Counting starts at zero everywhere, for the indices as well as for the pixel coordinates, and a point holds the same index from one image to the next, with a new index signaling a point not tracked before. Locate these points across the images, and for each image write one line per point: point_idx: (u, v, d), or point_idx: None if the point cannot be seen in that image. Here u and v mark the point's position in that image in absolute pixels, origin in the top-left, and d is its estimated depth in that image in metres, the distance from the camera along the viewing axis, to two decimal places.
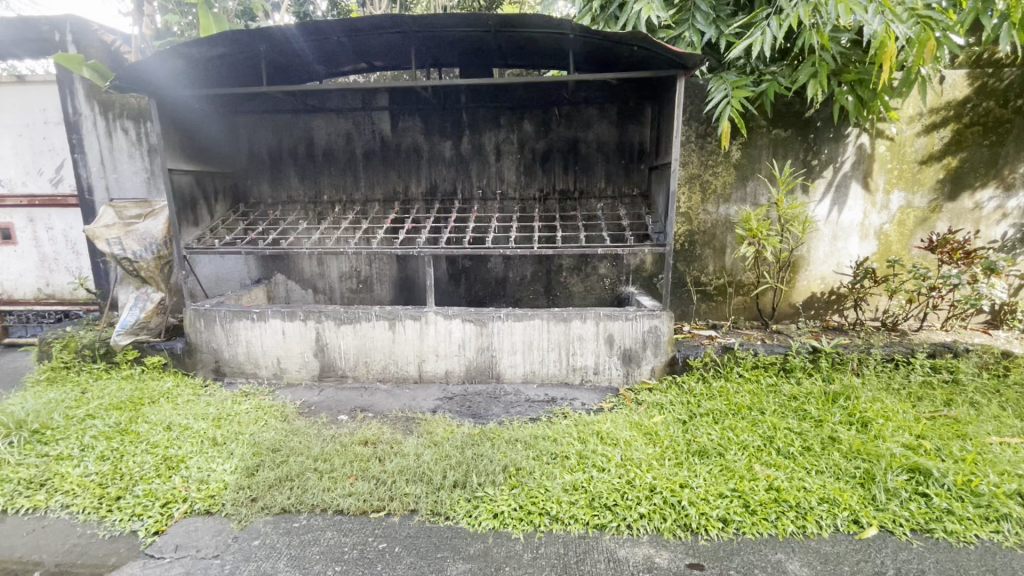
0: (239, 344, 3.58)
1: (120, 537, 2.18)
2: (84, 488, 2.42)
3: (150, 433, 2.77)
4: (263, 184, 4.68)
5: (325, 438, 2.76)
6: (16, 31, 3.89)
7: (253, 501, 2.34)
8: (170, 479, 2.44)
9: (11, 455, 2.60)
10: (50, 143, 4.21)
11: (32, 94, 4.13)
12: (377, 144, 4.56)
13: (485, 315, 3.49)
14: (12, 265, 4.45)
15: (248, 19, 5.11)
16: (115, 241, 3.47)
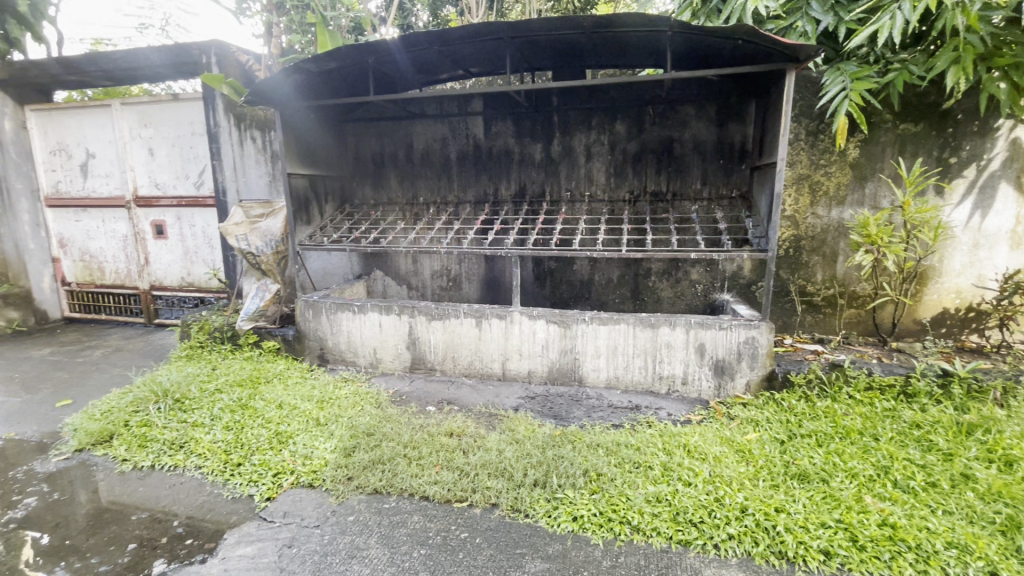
0: (341, 333, 3.89)
1: (239, 499, 2.47)
2: (213, 453, 2.77)
3: (266, 410, 3.09)
4: (366, 186, 5.04)
5: (414, 426, 2.92)
6: (173, 56, 4.53)
7: (349, 479, 2.53)
8: (281, 452, 2.72)
9: (159, 419, 3.05)
10: (195, 152, 4.86)
11: (184, 110, 4.79)
12: (471, 147, 4.73)
13: (570, 317, 3.48)
14: (163, 256, 5.19)
15: (359, 33, 5.55)
16: (242, 237, 3.95)
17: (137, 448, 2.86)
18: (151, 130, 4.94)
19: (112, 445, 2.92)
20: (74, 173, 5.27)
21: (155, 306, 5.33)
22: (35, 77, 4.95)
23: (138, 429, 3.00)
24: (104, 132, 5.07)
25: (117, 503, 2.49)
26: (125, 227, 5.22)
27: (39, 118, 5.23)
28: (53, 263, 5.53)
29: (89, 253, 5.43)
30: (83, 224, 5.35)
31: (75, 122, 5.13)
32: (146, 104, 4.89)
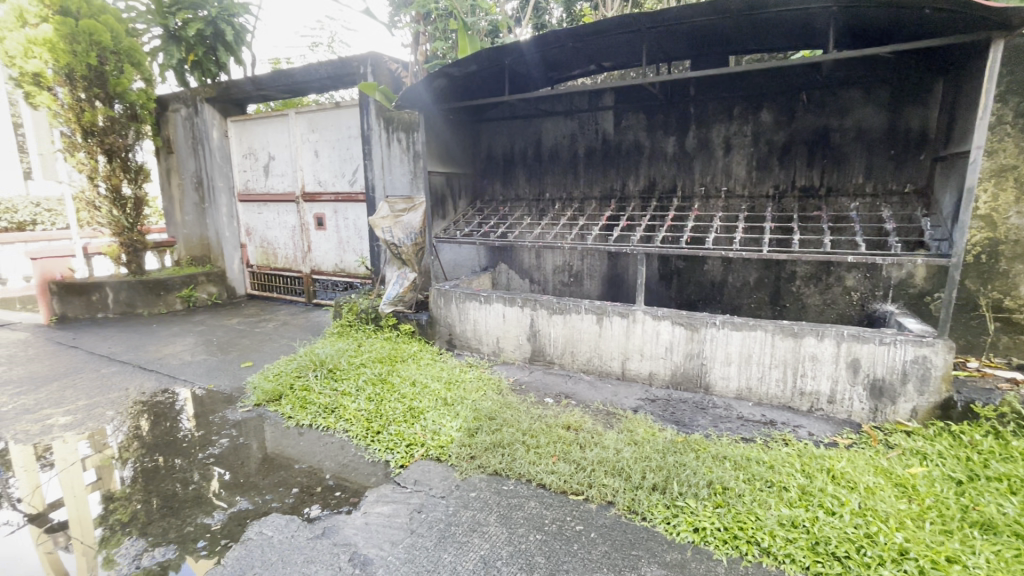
0: (469, 322, 4.13)
1: (378, 462, 2.76)
2: (357, 419, 3.13)
3: (401, 386, 3.41)
4: (496, 183, 5.26)
5: (532, 415, 3.00)
6: (337, 69, 5.16)
7: (472, 458, 2.69)
8: (414, 426, 2.98)
9: (316, 386, 3.53)
10: (351, 153, 5.49)
11: (344, 116, 5.44)
12: (599, 143, 4.69)
13: (698, 320, 3.30)
14: (322, 245, 5.94)
15: (495, 36, 5.82)
16: (387, 230, 4.35)
17: (299, 408, 3.34)
18: (317, 135, 5.69)
19: (281, 404, 3.45)
20: (259, 173, 6.27)
21: (314, 288, 6.15)
22: (235, 94, 5.97)
23: (301, 392, 3.51)
24: (283, 138, 5.95)
25: (284, 452, 2.93)
26: (293, 219, 6.09)
27: (236, 127, 6.30)
28: (241, 248, 6.65)
29: (266, 241, 6.42)
30: (264, 216, 6.35)
31: (262, 130, 6.09)
32: (315, 112, 5.62)
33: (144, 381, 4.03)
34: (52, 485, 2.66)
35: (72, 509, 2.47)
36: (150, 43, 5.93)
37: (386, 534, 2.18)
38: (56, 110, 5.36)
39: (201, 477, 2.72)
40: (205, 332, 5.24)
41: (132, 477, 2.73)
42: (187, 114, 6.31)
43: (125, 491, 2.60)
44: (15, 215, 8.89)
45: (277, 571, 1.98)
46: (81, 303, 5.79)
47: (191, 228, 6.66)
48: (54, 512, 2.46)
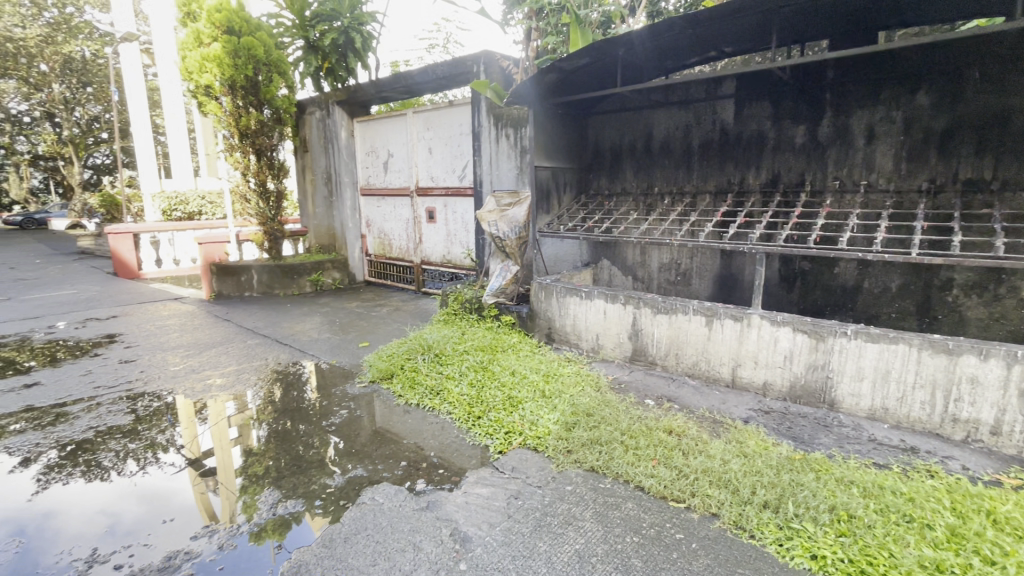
0: (568, 317, 4.12)
1: (478, 446, 2.87)
2: (460, 403, 3.28)
3: (502, 374, 3.52)
4: (602, 177, 5.17)
5: (632, 416, 2.93)
6: (452, 69, 5.39)
7: (569, 452, 2.69)
8: (513, 414, 3.06)
9: (424, 368, 3.77)
10: (462, 149, 5.73)
11: (457, 113, 5.68)
12: (717, 134, 4.41)
13: (825, 328, 2.97)
14: (432, 237, 6.29)
15: (607, 27, 5.71)
16: (494, 223, 4.52)
17: (408, 388, 3.58)
18: (432, 133, 6.01)
19: (392, 382, 3.73)
20: (379, 169, 6.78)
21: (423, 277, 6.53)
22: (361, 97, 6.51)
23: (410, 372, 3.77)
24: (401, 136, 6.37)
25: (392, 428, 3.16)
26: (407, 212, 6.50)
27: (361, 127, 6.86)
28: (361, 239, 7.26)
29: (383, 232, 6.94)
30: (382, 209, 6.87)
31: (383, 129, 6.58)
32: (430, 110, 5.94)
33: (279, 353, 4.58)
34: (205, 437, 3.13)
35: (220, 459, 2.89)
36: (292, 53, 6.68)
37: (485, 515, 2.27)
38: (221, 117, 6.24)
39: (322, 442, 3.03)
40: (329, 313, 5.80)
41: (266, 437, 3.12)
42: (321, 116, 6.99)
43: (261, 448, 2.98)
44: (186, 206, 10.51)
45: (386, 535, 2.14)
46: (233, 283, 6.71)
47: (320, 219, 7.40)
48: (207, 460, 2.89)
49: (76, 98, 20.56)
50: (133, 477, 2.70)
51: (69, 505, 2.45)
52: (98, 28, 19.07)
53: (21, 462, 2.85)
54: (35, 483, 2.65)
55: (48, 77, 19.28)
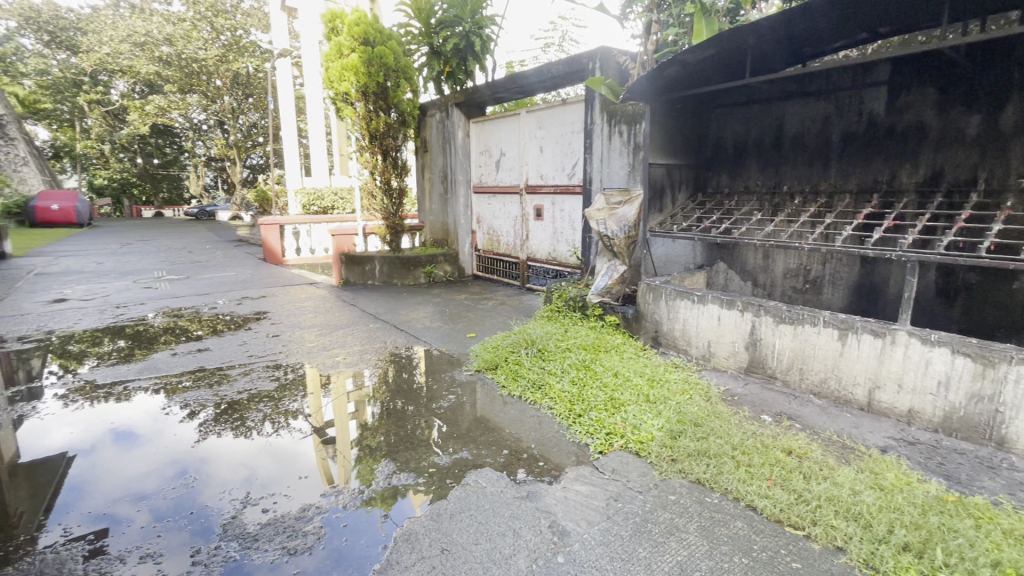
0: (678, 321, 3.94)
1: (578, 444, 2.87)
2: (561, 399, 3.31)
3: (604, 374, 3.49)
4: (722, 175, 4.90)
5: (745, 430, 2.74)
6: (567, 67, 5.40)
7: (673, 461, 2.59)
8: (615, 416, 3.01)
9: (527, 361, 3.87)
10: (573, 147, 5.73)
11: (570, 112, 5.69)
12: (862, 126, 3.95)
13: (996, 353, 2.52)
14: (539, 234, 6.37)
15: (736, 14, 5.33)
16: (602, 222, 4.41)
17: (511, 380, 3.68)
18: (544, 132, 6.09)
19: (497, 372, 3.86)
20: (491, 167, 7.02)
21: (528, 273, 6.66)
22: (478, 98, 6.78)
23: (513, 364, 3.87)
24: (514, 135, 6.53)
25: (492, 417, 3.27)
26: (516, 209, 6.66)
27: (476, 128, 7.15)
28: (471, 234, 7.59)
29: (492, 228, 7.18)
30: (492, 206, 7.11)
31: (497, 129, 6.80)
32: (543, 109, 6.01)
33: (395, 338, 4.97)
34: (327, 409, 3.50)
35: (339, 430, 3.20)
36: (418, 60, 7.19)
37: (584, 513, 2.26)
38: (355, 121, 6.84)
39: (428, 424, 3.22)
40: (440, 304, 6.15)
41: (378, 414, 3.40)
42: (441, 118, 7.41)
43: (373, 424, 3.26)
44: (322, 201, 11.77)
45: (488, 518, 2.23)
46: (358, 271, 7.38)
47: (436, 215, 7.87)
48: (329, 429, 3.22)
49: (241, 107, 23.97)
50: (269, 438, 3.09)
51: (222, 454, 2.88)
52: (261, 47, 22.02)
53: (188, 414, 3.41)
54: (198, 432, 3.15)
55: (221, 90, 22.67)
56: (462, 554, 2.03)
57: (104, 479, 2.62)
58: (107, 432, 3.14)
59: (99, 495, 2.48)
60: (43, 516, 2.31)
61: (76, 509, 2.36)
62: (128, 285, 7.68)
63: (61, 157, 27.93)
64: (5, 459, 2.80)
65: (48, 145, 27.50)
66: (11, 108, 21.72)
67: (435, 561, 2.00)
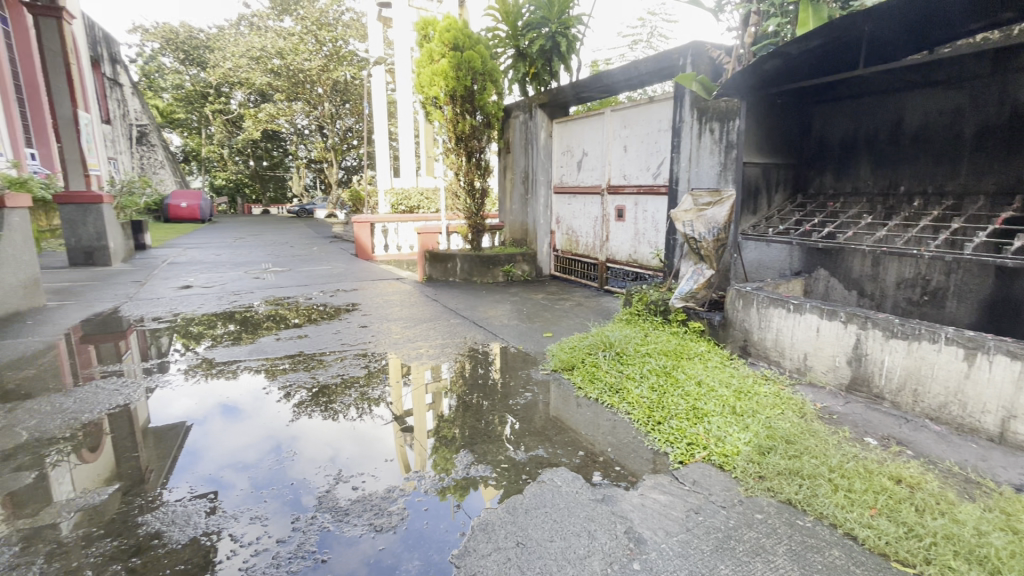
0: (769, 330, 3.70)
1: (657, 452, 2.78)
2: (639, 405, 3.23)
3: (686, 383, 3.36)
4: (827, 174, 4.58)
5: (846, 453, 2.52)
6: (656, 64, 5.25)
7: (761, 478, 2.44)
8: (697, 426, 2.89)
9: (605, 364, 3.82)
10: (659, 146, 5.56)
11: (657, 110, 5.53)
12: (1003, 119, 3.47)
13: None
14: (620, 235, 6.26)
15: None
16: (689, 223, 4.24)
17: (588, 382, 3.65)
18: (629, 131, 5.96)
19: (573, 373, 3.85)
20: (573, 167, 7.00)
21: (607, 275, 6.57)
22: (562, 98, 6.78)
23: (590, 366, 3.84)
24: (597, 134, 6.45)
25: (567, 418, 3.26)
26: (597, 210, 6.58)
27: (559, 128, 7.14)
28: (550, 235, 7.62)
29: (572, 229, 7.15)
30: (572, 206, 7.09)
31: (580, 129, 6.76)
32: (629, 108, 5.89)
33: (474, 334, 5.11)
34: (407, 399, 3.68)
35: (416, 419, 3.35)
36: (504, 62, 7.33)
37: (661, 522, 2.20)
38: (443, 123, 7.12)
39: (501, 420, 3.28)
40: (517, 302, 6.24)
41: (454, 406, 3.52)
42: (524, 119, 7.49)
43: (449, 416, 3.37)
44: (409, 201, 12.37)
45: (563, 517, 2.24)
46: (440, 269, 7.67)
47: (516, 215, 7.99)
48: (408, 418, 3.38)
49: (339, 113, 25.79)
50: (354, 422, 3.31)
51: (313, 434, 3.12)
52: (358, 56, 23.56)
53: (284, 395, 3.73)
54: (292, 413, 3.44)
55: (322, 98, 24.52)
56: (537, 549, 2.05)
57: (214, 447, 2.94)
58: (217, 406, 3.52)
59: (208, 461, 2.78)
60: (168, 475, 2.64)
61: (194, 472, 2.67)
62: (240, 275, 8.56)
63: (190, 161, 31.65)
64: (138, 423, 3.23)
65: (180, 150, 31.27)
66: (153, 118, 24.96)
67: (511, 553, 2.04)
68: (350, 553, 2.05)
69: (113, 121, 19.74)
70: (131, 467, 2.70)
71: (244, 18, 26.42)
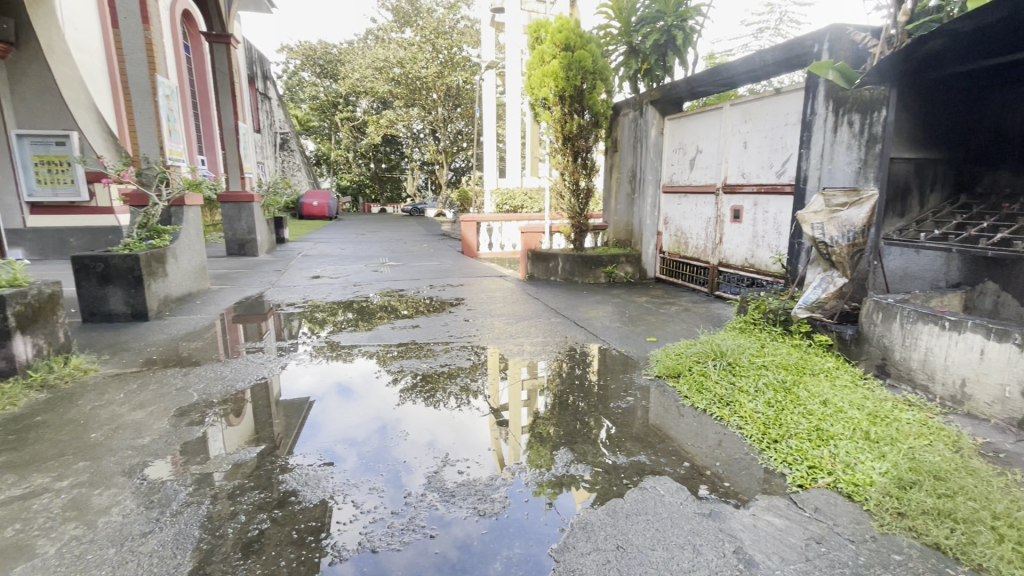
0: (916, 350, 3.23)
1: (772, 472, 2.56)
2: (752, 420, 3.00)
3: (809, 401, 3.06)
4: (1001, 171, 3.94)
5: (1015, 499, 2.14)
6: (785, 53, 4.84)
7: (900, 515, 2.16)
8: (821, 449, 2.62)
9: (714, 373, 3.62)
10: (784, 142, 5.13)
11: (783, 102, 5.11)
12: None
13: None
14: (735, 238, 5.87)
15: None
16: (818, 226, 3.86)
17: (695, 391, 3.47)
18: (750, 126, 5.55)
19: (679, 381, 3.69)
20: (685, 166, 6.68)
21: (719, 280, 6.19)
22: (676, 94, 6.49)
23: (698, 375, 3.66)
24: (713, 130, 6.10)
25: (670, 426, 3.13)
26: (710, 210, 6.23)
27: (671, 125, 6.85)
28: (657, 236, 7.36)
29: (681, 230, 6.84)
30: (682, 206, 6.77)
31: (694, 125, 6.43)
32: (751, 101, 5.48)
33: (575, 334, 5.10)
34: (504, 393, 3.79)
35: (512, 414, 3.43)
36: (615, 60, 7.22)
37: (777, 547, 2.04)
38: (551, 123, 7.15)
39: (597, 424, 3.22)
40: (620, 305, 6.11)
41: (549, 405, 3.54)
42: (634, 117, 7.30)
43: (547, 413, 3.41)
44: (513, 200, 12.67)
45: (666, 527, 2.17)
46: (542, 268, 7.75)
47: (621, 215, 7.84)
48: (504, 412, 3.47)
49: (451, 117, 27.16)
50: (454, 411, 3.48)
51: (418, 419, 3.33)
52: (471, 62, 24.64)
53: (394, 379, 4.05)
54: (399, 397, 3.70)
55: (437, 103, 25.97)
56: (638, 556, 2.01)
57: (333, 423, 3.26)
58: (337, 386, 3.90)
59: (329, 435, 3.09)
60: (296, 443, 2.98)
61: (318, 442, 2.99)
62: (361, 268, 9.37)
63: (321, 164, 35.26)
64: (273, 395, 3.69)
65: (314, 155, 34.97)
66: (294, 127, 28.18)
67: (611, 555, 2.03)
68: (455, 533, 2.17)
69: (263, 131, 22.64)
70: (270, 432, 3.09)
71: (371, 32, 28.78)
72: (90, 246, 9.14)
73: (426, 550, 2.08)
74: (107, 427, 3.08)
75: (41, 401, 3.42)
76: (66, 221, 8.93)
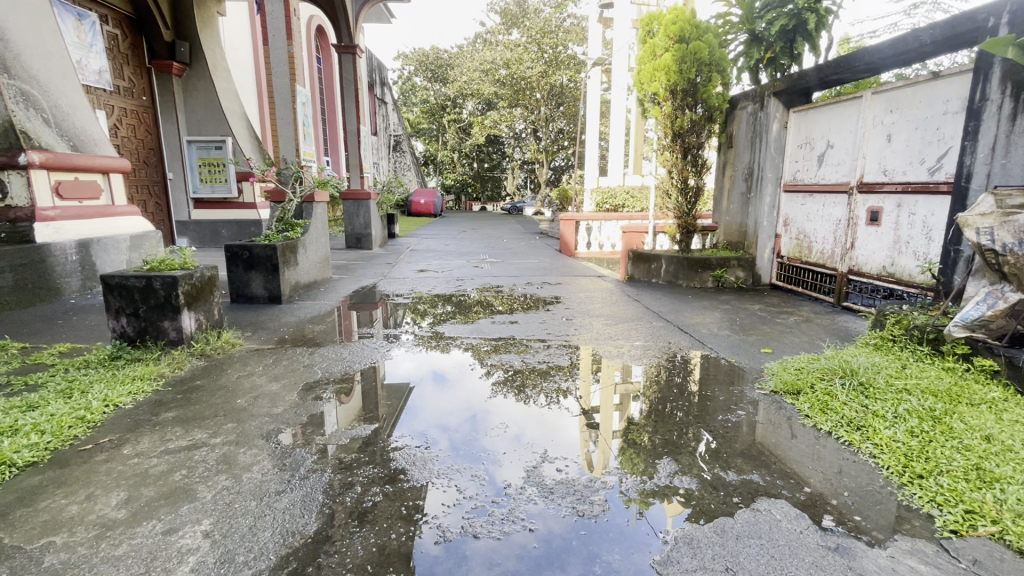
0: None
1: (916, 511, 2.24)
2: (890, 449, 2.65)
3: (965, 435, 2.63)
4: None
5: None
6: (949, 31, 4.20)
7: None
8: (981, 491, 2.24)
9: (842, 394, 3.24)
10: (941, 133, 4.46)
11: (942, 88, 4.44)
12: None
13: None
14: (870, 243, 5.23)
15: None
16: (985, 230, 3.29)
17: (818, 411, 3.14)
18: (895, 116, 4.90)
19: (798, 399, 3.35)
20: (811, 162, 6.06)
21: (847, 289, 5.56)
22: (806, 83, 5.91)
23: (822, 394, 3.30)
24: (849, 123, 5.46)
25: (785, 446, 2.86)
26: (841, 212, 5.60)
27: (797, 117, 6.26)
28: (774, 239, 6.77)
29: (803, 233, 6.23)
30: (806, 207, 6.17)
31: (825, 117, 5.82)
32: (901, 88, 4.82)
33: (679, 339, 4.87)
34: (595, 395, 3.72)
35: (603, 417, 3.36)
36: (734, 50, 6.75)
37: None
38: (660, 119, 6.85)
39: (696, 435, 3.04)
40: (729, 311, 5.72)
41: (644, 411, 3.42)
42: (752, 110, 6.76)
43: (640, 420, 3.29)
44: (614, 199, 12.40)
45: (784, 556, 1.99)
46: (643, 269, 7.50)
47: (733, 216, 7.33)
48: (595, 414, 3.41)
49: (554, 116, 27.30)
50: (544, 408, 3.48)
51: (511, 414, 3.37)
52: (577, 59, 24.60)
53: (486, 372, 4.16)
54: (492, 390, 3.79)
55: (540, 103, 26.25)
56: None
57: (431, 410, 3.41)
58: (434, 375, 4.10)
59: (428, 421, 3.24)
60: (399, 425, 3.17)
61: (419, 427, 3.15)
62: (463, 264, 9.76)
63: (428, 164, 37.23)
64: (379, 378, 3.98)
65: (422, 155, 37.04)
66: (406, 129, 29.99)
67: None
68: (554, 531, 2.17)
69: (379, 134, 24.47)
70: (378, 413, 3.33)
71: (479, 36, 29.77)
72: (238, 236, 10.44)
73: (525, 543, 2.10)
74: (249, 395, 3.51)
75: (199, 367, 4.00)
76: (220, 215, 10.30)
